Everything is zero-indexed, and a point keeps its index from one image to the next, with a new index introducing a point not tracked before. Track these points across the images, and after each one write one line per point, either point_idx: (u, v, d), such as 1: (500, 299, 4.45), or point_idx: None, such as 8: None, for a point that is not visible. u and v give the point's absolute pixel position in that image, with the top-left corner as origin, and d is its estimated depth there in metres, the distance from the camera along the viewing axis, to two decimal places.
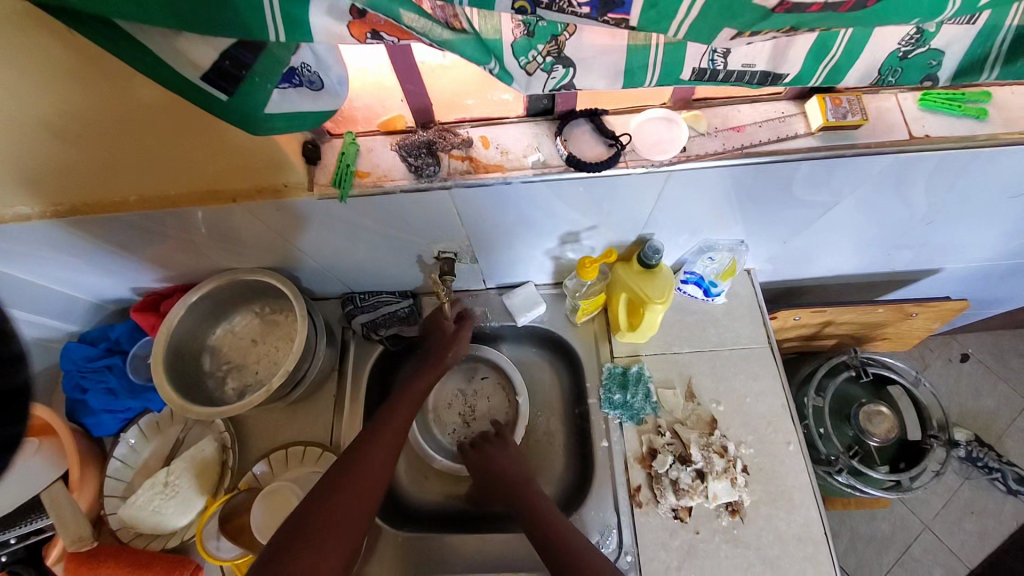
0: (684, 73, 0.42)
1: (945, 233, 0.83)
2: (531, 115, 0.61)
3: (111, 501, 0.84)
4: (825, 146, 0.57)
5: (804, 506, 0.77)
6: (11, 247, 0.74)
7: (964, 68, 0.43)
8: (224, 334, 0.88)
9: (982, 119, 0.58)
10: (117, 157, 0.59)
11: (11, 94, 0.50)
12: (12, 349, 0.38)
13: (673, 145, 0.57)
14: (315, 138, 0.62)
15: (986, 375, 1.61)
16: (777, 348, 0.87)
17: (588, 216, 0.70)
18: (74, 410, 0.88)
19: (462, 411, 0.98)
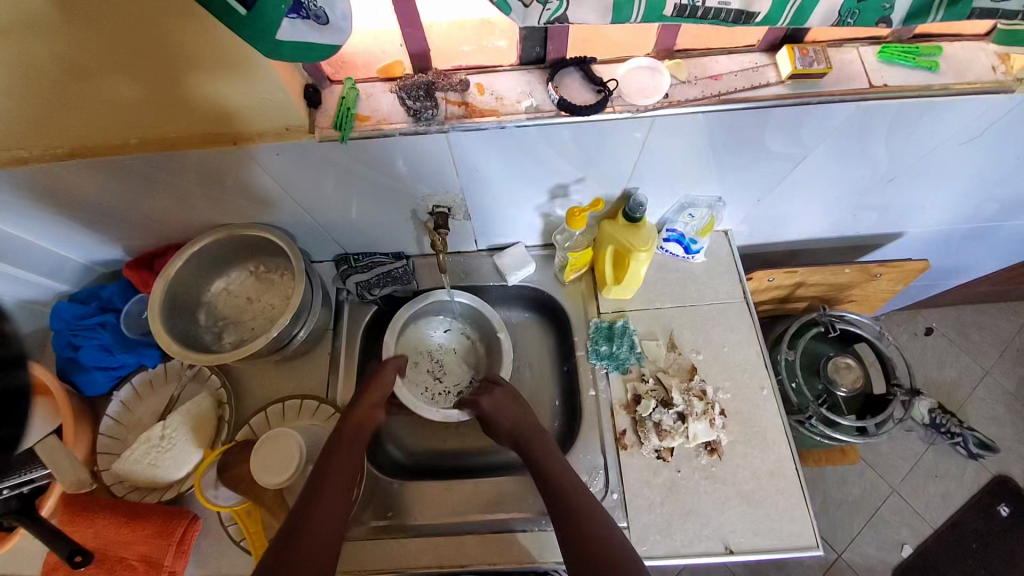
0: (667, 9, 0.47)
1: (905, 193, 0.89)
2: (524, 64, 0.65)
3: (103, 457, 0.85)
4: (793, 93, 0.62)
5: (777, 445, 0.83)
6: (5, 197, 0.74)
7: (915, 10, 0.49)
8: (219, 291, 0.89)
9: (935, 71, 0.64)
10: (116, 99, 0.60)
11: (22, 31, 0.51)
12: (14, 350, 0.43)
13: (656, 91, 0.62)
14: (316, 84, 0.64)
15: (948, 346, 1.71)
16: (752, 302, 0.92)
17: (577, 167, 0.73)
18: (65, 369, 0.88)
19: (431, 367, 0.99)
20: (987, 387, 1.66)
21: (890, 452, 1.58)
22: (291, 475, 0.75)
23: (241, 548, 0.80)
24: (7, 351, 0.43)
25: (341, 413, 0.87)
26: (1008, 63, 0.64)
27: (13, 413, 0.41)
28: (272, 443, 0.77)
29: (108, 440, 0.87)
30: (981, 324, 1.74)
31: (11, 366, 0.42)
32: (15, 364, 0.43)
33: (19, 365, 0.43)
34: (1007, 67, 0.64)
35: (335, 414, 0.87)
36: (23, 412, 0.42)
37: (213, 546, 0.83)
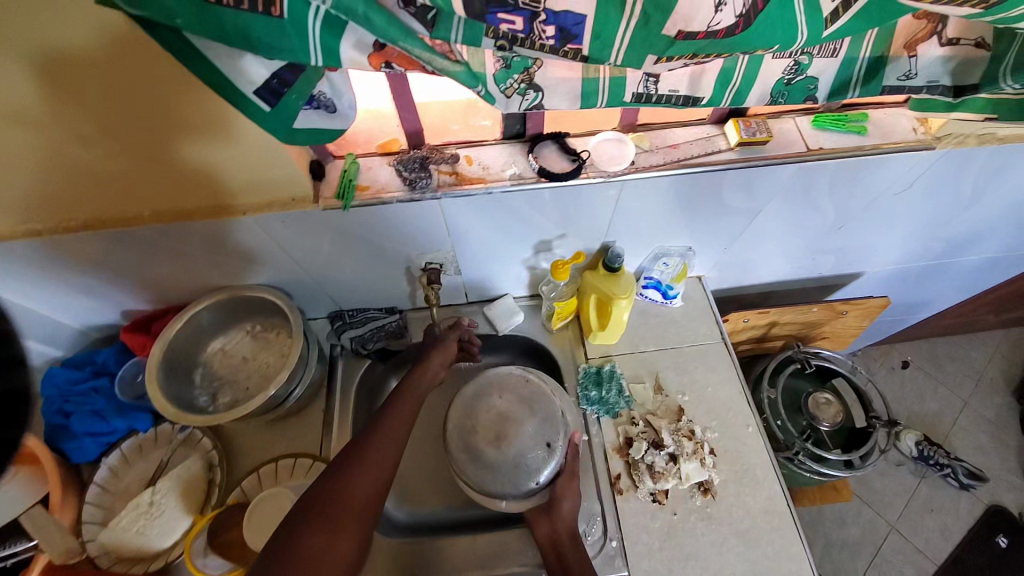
0: (626, 95, 0.55)
1: (857, 238, 0.98)
2: (506, 138, 0.73)
3: (90, 527, 0.82)
4: (743, 157, 0.71)
5: (768, 482, 0.85)
6: (11, 267, 0.77)
7: (837, 86, 0.58)
8: (214, 351, 0.91)
9: (864, 134, 0.74)
10: (133, 175, 0.66)
11: (60, 121, 0.57)
12: (14, 350, 0.39)
13: (623, 159, 0.70)
14: (320, 159, 0.71)
15: (923, 378, 1.78)
16: (729, 343, 0.98)
17: (559, 225, 0.80)
18: (53, 436, 0.87)
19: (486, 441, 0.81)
20: (967, 417, 1.71)
21: (883, 487, 1.59)
22: None
23: None
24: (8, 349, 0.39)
25: None
26: (929, 124, 0.75)
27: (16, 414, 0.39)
28: (265, 503, 0.78)
29: (93, 509, 0.84)
30: (951, 355, 1.81)
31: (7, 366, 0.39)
32: (15, 363, 0.39)
33: (18, 363, 0.39)
34: (926, 128, 0.75)
35: None
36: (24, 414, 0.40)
37: None
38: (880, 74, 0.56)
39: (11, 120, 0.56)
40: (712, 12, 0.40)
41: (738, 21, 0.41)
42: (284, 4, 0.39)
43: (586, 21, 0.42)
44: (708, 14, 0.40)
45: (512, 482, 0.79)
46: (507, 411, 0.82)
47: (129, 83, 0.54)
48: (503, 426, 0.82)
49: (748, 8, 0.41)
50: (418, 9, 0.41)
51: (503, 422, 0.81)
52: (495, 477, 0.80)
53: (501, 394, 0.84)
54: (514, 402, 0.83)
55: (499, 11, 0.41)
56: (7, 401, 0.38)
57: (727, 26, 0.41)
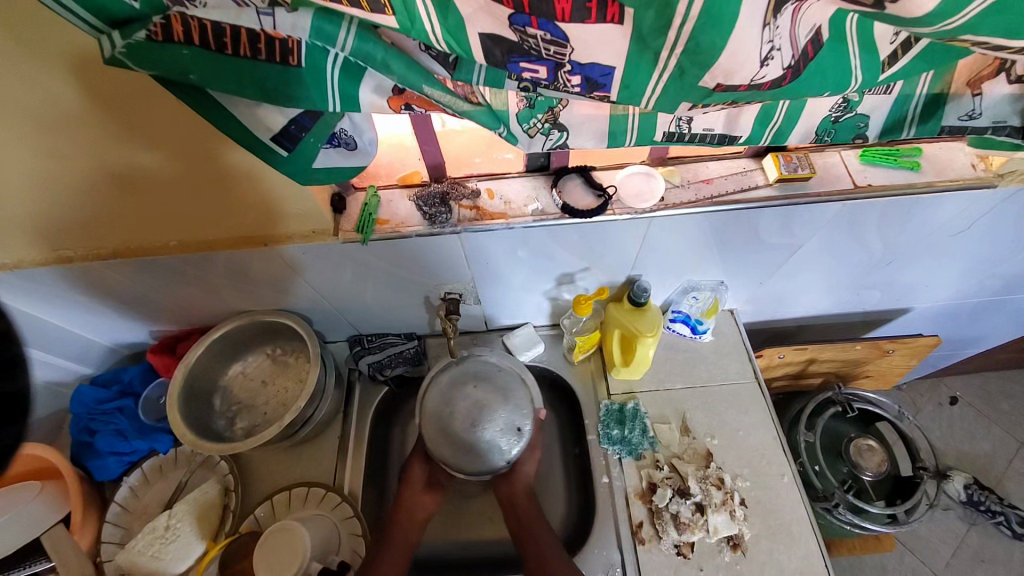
0: (657, 135, 0.52)
1: (905, 273, 0.91)
2: (530, 171, 0.71)
3: (107, 547, 0.84)
4: (782, 194, 0.67)
5: (804, 540, 0.79)
6: (47, 290, 0.79)
7: (889, 125, 0.54)
8: (235, 374, 0.91)
9: (917, 171, 0.69)
10: (159, 205, 0.67)
11: (88, 154, 0.59)
12: (12, 350, 0.35)
13: (653, 195, 0.67)
14: (342, 191, 0.71)
15: (977, 418, 1.64)
16: (764, 384, 0.91)
17: (582, 258, 0.77)
18: (79, 453, 0.89)
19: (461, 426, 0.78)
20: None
21: (929, 533, 1.46)
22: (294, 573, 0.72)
23: None
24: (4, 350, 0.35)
25: (348, 503, 0.85)
26: (989, 161, 0.68)
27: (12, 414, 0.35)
28: (277, 536, 0.75)
29: (113, 529, 0.86)
30: (1009, 393, 1.67)
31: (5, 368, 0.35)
32: (15, 363, 0.35)
33: (16, 365, 0.35)
34: (986, 165, 0.68)
35: (341, 503, 0.86)
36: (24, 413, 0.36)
37: None
38: (938, 114, 0.52)
39: (47, 153, 0.58)
40: (758, 67, 0.36)
41: (786, 74, 0.37)
42: (301, 53, 0.39)
43: (614, 73, 0.38)
44: (752, 69, 0.35)
45: (484, 463, 0.79)
46: (483, 399, 0.79)
47: (150, 117, 0.55)
48: (478, 414, 0.78)
49: (798, 60, 0.37)
50: (438, 52, 0.41)
51: (478, 410, 0.78)
52: (468, 459, 0.78)
53: (476, 384, 0.81)
54: (488, 389, 0.80)
55: (522, 61, 0.38)
56: (7, 403, 0.35)
57: (772, 79, 0.37)
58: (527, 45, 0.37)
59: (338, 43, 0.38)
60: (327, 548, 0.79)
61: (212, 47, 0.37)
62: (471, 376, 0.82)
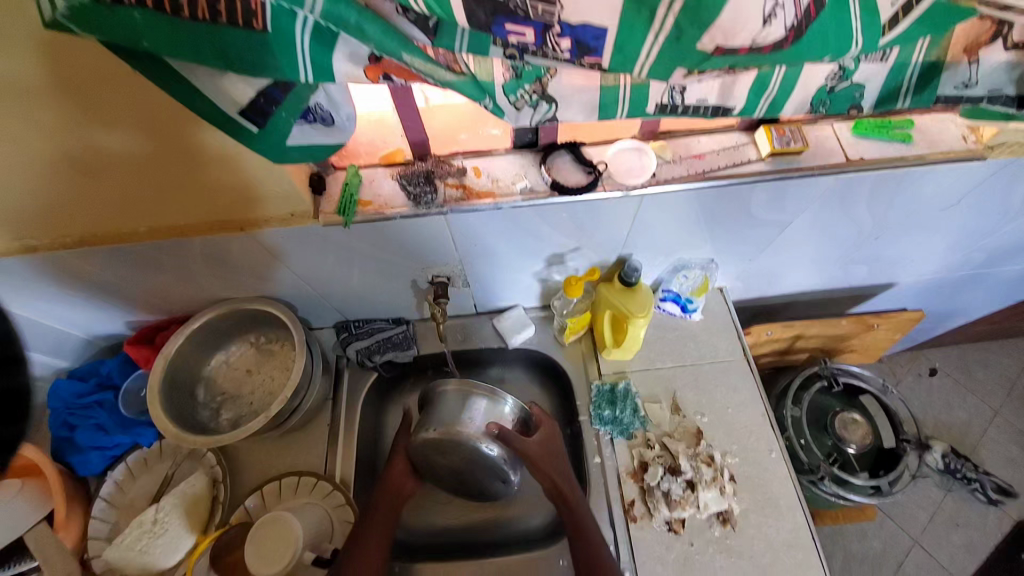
0: (649, 107, 0.50)
1: (892, 248, 0.92)
2: (518, 147, 0.69)
3: (95, 543, 0.82)
4: (775, 168, 0.66)
5: (792, 512, 0.80)
6: (12, 282, 0.75)
7: (883, 96, 0.53)
8: (218, 364, 0.89)
9: (908, 142, 0.68)
10: (127, 190, 0.63)
11: (42, 133, 0.54)
12: (13, 349, 0.39)
13: (644, 171, 0.65)
14: (321, 171, 0.67)
15: (955, 387, 1.69)
16: (752, 361, 0.92)
17: (571, 238, 0.76)
18: (59, 450, 0.87)
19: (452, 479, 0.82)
20: (999, 428, 1.62)
21: (909, 501, 1.52)
22: (287, 562, 0.71)
23: None
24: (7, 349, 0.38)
25: (339, 490, 0.84)
26: (980, 132, 0.68)
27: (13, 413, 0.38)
28: (267, 528, 0.73)
29: (100, 525, 0.84)
30: (985, 363, 1.72)
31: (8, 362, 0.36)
32: (15, 362, 0.38)
33: (17, 362, 0.39)
34: (977, 137, 0.68)
35: (333, 491, 0.84)
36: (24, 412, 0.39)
37: None
38: (934, 84, 0.51)
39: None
40: (760, 26, 0.35)
41: (788, 35, 0.36)
42: (266, 16, 0.35)
43: (608, 35, 0.36)
44: (754, 27, 0.35)
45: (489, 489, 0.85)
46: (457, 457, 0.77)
47: (107, 91, 0.51)
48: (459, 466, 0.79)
49: (800, 19, 0.36)
50: (417, 16, 0.37)
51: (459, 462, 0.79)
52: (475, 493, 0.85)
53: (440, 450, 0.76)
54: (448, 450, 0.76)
55: (509, 22, 0.36)
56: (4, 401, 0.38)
57: (774, 40, 0.36)
58: (514, 5, 0.35)
59: (306, 6, 0.35)
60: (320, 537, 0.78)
61: (166, 11, 0.34)
62: (438, 446, 0.75)
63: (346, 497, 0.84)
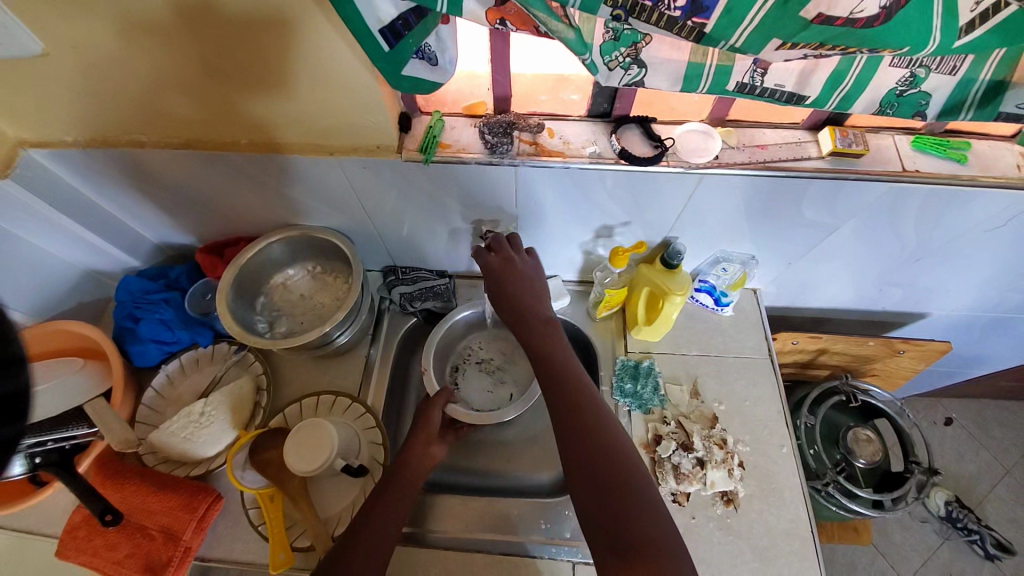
0: (730, 84, 0.54)
1: (929, 274, 0.94)
2: (591, 116, 0.74)
3: (141, 427, 0.90)
4: (832, 167, 0.69)
5: (794, 505, 0.83)
6: (116, 175, 0.84)
7: (947, 107, 0.56)
8: (278, 284, 0.96)
9: (964, 163, 0.71)
10: (236, 101, 0.70)
11: (185, 41, 0.61)
12: None
13: (708, 152, 0.69)
14: (408, 112, 0.74)
15: (969, 440, 1.67)
16: (775, 361, 0.95)
17: (625, 211, 0.80)
18: (121, 338, 0.94)
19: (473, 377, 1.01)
20: (1008, 486, 1.59)
21: (904, 542, 1.52)
22: (320, 466, 0.77)
23: (257, 533, 0.82)
24: (7, 349, 0.38)
25: (370, 414, 0.90)
26: None
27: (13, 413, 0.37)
28: (306, 432, 0.80)
29: (148, 411, 0.91)
30: (1004, 422, 1.69)
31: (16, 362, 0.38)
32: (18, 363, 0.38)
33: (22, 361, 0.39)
34: None
35: (364, 414, 0.91)
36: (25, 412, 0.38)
37: (230, 527, 0.85)
38: (997, 101, 0.54)
39: (148, 32, 0.60)
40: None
41: (881, 14, 0.41)
42: None
43: None
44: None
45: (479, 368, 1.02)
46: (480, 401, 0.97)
47: (255, 17, 0.58)
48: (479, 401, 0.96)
49: (893, 2, 0.41)
50: None
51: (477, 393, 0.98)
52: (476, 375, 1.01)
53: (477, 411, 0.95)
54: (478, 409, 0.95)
55: None
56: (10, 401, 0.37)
57: (869, 16, 0.41)
58: None
59: None
60: (350, 450, 0.84)
61: None
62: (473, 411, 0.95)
63: (375, 421, 0.90)
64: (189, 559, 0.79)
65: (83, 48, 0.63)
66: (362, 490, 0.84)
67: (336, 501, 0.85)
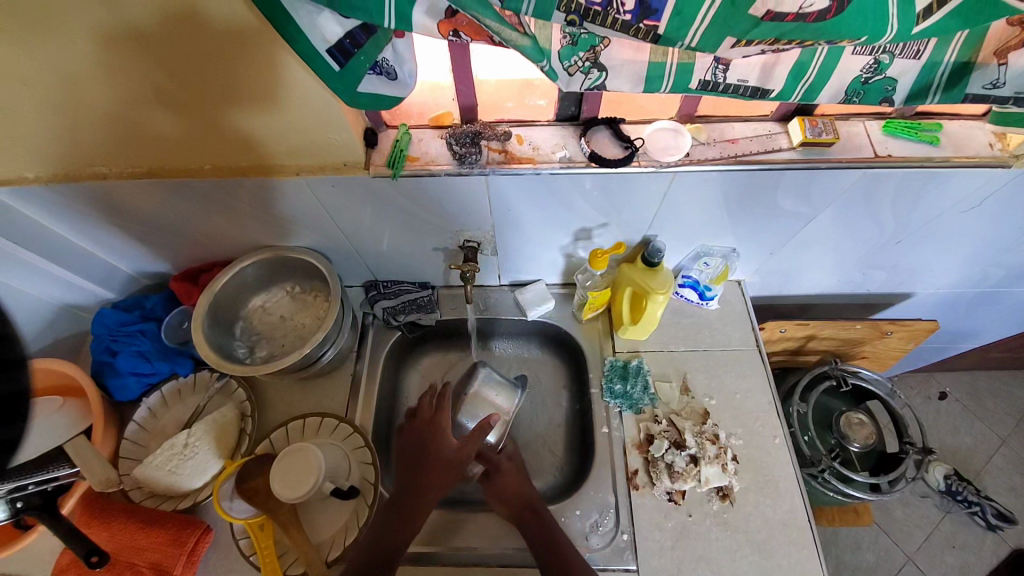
0: (692, 82, 0.54)
1: (912, 255, 0.94)
2: (560, 120, 0.73)
3: (125, 462, 0.88)
4: (804, 157, 0.69)
5: (789, 495, 0.83)
6: (79, 207, 0.81)
7: (915, 91, 0.55)
8: (257, 307, 0.94)
9: (935, 145, 0.70)
10: (198, 127, 0.68)
11: (143, 69, 0.60)
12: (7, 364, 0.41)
13: (679, 150, 0.69)
14: (374, 127, 0.73)
15: (964, 412, 1.68)
16: (764, 351, 0.95)
17: (601, 213, 0.79)
18: (100, 372, 0.92)
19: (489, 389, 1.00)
20: (1005, 456, 1.60)
21: (905, 518, 1.52)
22: (308, 490, 0.76)
23: (250, 563, 0.81)
24: (9, 353, 0.43)
25: (358, 433, 0.89)
26: (1006, 140, 0.70)
27: (16, 412, 0.42)
28: (294, 456, 0.79)
29: (132, 445, 0.89)
30: (996, 392, 1.70)
31: (11, 367, 0.42)
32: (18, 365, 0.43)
33: (21, 365, 0.43)
34: (1003, 144, 0.70)
35: (352, 433, 0.89)
36: (25, 413, 0.43)
37: (222, 559, 0.83)
38: (964, 82, 0.53)
39: (100, 61, 0.59)
40: None
41: (832, 5, 0.41)
42: None
43: None
44: None
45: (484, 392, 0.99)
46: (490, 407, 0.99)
47: (213, 41, 0.57)
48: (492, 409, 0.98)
49: None
50: None
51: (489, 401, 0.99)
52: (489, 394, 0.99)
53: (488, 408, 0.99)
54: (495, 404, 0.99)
55: None
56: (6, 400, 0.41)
57: (819, 9, 0.41)
58: None
59: None
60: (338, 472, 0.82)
61: None
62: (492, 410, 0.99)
63: (364, 440, 0.88)
64: None
65: (33, 83, 0.61)
66: (355, 512, 0.83)
67: (329, 525, 0.83)
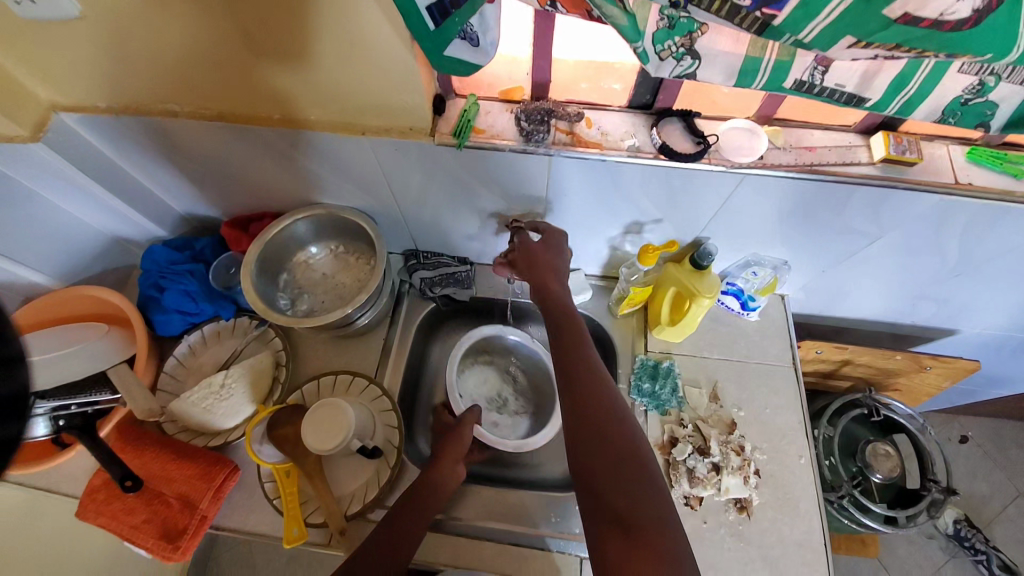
0: (787, 81, 0.52)
1: (969, 290, 0.90)
2: (632, 107, 0.72)
3: (162, 395, 0.91)
4: (883, 174, 0.66)
5: (809, 516, 0.82)
6: (145, 143, 0.83)
7: (1016, 117, 0.52)
8: (302, 262, 0.96)
9: (1018, 178, 0.67)
10: (273, 75, 0.69)
11: (227, 12, 0.60)
12: None
13: (753, 151, 0.66)
14: (444, 94, 0.72)
15: (983, 460, 1.63)
16: (801, 370, 0.93)
17: (659, 207, 0.78)
18: (146, 306, 0.95)
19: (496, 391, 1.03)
20: (1020, 509, 1.55)
21: (907, 556, 1.50)
22: (338, 444, 0.78)
23: (273, 506, 0.84)
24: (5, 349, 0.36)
25: (387, 397, 0.90)
26: None
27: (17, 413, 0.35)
28: (325, 410, 0.81)
29: (170, 379, 0.92)
30: (1020, 442, 1.64)
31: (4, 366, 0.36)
32: (15, 362, 0.36)
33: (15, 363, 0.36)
34: None
35: (380, 396, 0.90)
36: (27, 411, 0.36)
37: (245, 499, 0.86)
38: None
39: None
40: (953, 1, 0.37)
41: (971, 17, 0.38)
42: None
43: None
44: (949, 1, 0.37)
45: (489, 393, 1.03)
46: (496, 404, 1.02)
47: None
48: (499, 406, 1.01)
49: (985, 6, 0.37)
50: None
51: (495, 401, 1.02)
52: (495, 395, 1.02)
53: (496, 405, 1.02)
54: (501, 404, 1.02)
55: None
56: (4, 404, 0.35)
57: (959, 19, 0.38)
58: None
59: None
60: (365, 431, 0.84)
61: None
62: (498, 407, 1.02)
63: (391, 404, 0.89)
64: (205, 527, 0.80)
65: (122, 15, 0.62)
66: (376, 472, 0.85)
67: (350, 480, 0.86)
